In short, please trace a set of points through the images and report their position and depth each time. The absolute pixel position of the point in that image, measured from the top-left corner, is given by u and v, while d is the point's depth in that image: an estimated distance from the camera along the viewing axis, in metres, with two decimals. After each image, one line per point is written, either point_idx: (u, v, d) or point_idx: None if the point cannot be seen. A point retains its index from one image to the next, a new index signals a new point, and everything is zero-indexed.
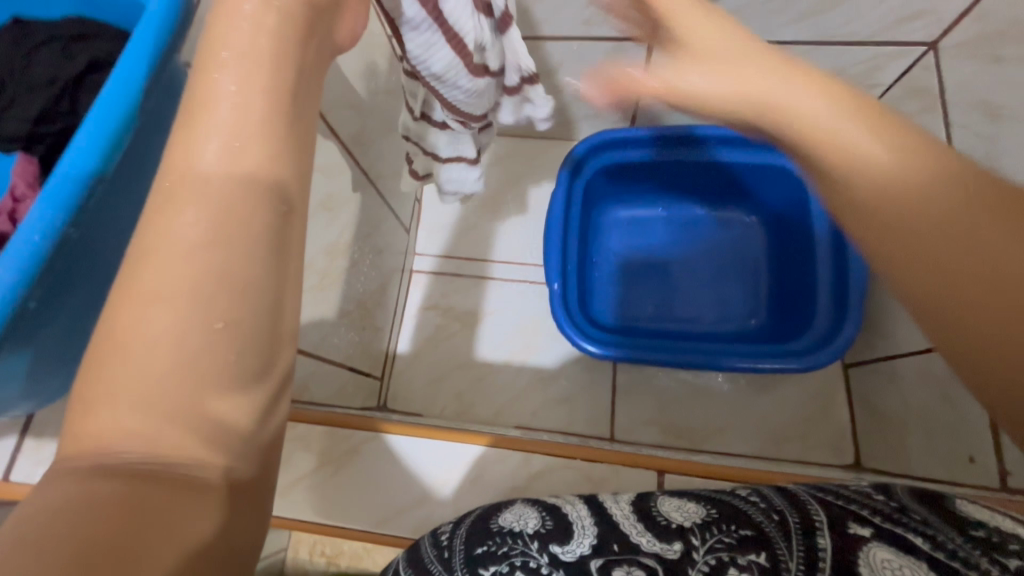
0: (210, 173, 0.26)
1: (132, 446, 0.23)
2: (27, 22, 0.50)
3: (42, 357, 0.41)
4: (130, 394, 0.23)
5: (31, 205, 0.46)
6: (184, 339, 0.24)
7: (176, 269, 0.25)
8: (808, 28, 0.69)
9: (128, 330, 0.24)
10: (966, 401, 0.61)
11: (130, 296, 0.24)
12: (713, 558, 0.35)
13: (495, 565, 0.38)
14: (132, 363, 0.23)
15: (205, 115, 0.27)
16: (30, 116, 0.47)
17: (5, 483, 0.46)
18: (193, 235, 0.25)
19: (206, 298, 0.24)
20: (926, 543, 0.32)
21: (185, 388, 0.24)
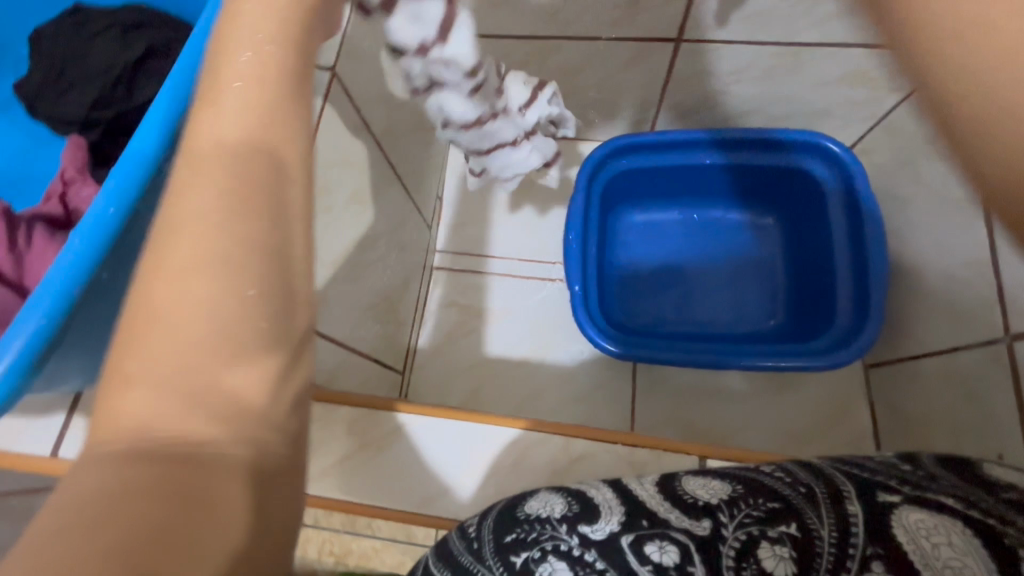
0: (227, 154, 0.27)
1: (168, 417, 0.23)
2: (85, 11, 0.52)
3: (94, 334, 0.41)
4: (165, 370, 0.24)
5: (79, 188, 0.49)
6: (209, 312, 0.24)
7: (200, 245, 0.25)
8: (832, 31, 0.70)
9: (160, 307, 0.24)
10: (992, 399, 0.62)
11: (159, 268, 0.25)
12: (744, 533, 0.34)
13: (527, 552, 0.37)
14: (163, 334, 0.24)
15: (221, 99, 0.27)
16: (87, 101, 0.49)
17: (52, 459, 0.49)
18: (216, 204, 0.26)
19: (232, 264, 0.25)
20: (959, 504, 0.34)
21: (214, 362, 0.24)
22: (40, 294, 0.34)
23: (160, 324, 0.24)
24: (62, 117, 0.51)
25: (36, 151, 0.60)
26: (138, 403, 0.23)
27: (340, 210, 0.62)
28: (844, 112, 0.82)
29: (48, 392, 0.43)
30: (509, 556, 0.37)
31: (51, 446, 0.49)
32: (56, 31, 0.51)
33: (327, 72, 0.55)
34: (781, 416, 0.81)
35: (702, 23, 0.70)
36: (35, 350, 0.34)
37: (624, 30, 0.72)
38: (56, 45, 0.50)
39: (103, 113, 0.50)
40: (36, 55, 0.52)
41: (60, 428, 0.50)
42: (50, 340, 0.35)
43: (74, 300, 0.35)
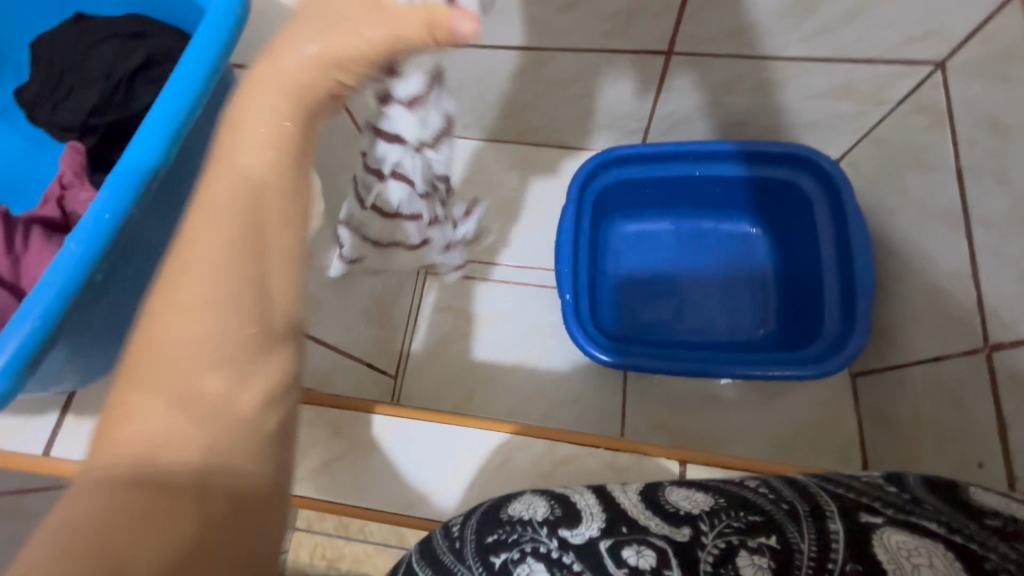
0: (234, 202, 0.31)
1: (164, 428, 0.26)
2: (87, 19, 0.53)
3: (89, 338, 0.42)
4: (165, 398, 0.27)
5: (76, 192, 0.50)
6: (212, 336, 0.28)
7: (204, 288, 0.29)
8: (820, 46, 0.71)
9: (165, 342, 0.28)
10: (974, 406, 0.63)
11: (170, 293, 0.29)
12: (723, 542, 0.35)
13: (507, 553, 0.37)
14: (172, 350, 0.28)
15: (237, 152, 0.33)
16: (84, 107, 0.50)
17: (46, 457, 0.50)
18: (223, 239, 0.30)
19: (232, 293, 0.29)
20: (942, 528, 0.34)
21: (210, 389, 0.28)
22: (37, 297, 0.35)
23: (164, 356, 0.28)
24: (59, 123, 0.52)
25: (34, 155, 0.61)
26: (139, 427, 0.26)
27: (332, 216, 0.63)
28: (831, 125, 0.83)
29: (42, 391, 0.43)
30: (488, 557, 0.38)
31: (44, 445, 0.50)
32: (58, 38, 0.52)
33: None
34: (769, 422, 0.82)
35: (694, 36, 0.71)
36: (28, 355, 0.35)
37: (617, 42, 0.74)
38: (56, 52, 0.52)
39: (101, 119, 0.51)
40: (36, 62, 0.53)
41: (54, 426, 0.50)
42: (43, 346, 0.35)
43: (68, 304, 0.36)
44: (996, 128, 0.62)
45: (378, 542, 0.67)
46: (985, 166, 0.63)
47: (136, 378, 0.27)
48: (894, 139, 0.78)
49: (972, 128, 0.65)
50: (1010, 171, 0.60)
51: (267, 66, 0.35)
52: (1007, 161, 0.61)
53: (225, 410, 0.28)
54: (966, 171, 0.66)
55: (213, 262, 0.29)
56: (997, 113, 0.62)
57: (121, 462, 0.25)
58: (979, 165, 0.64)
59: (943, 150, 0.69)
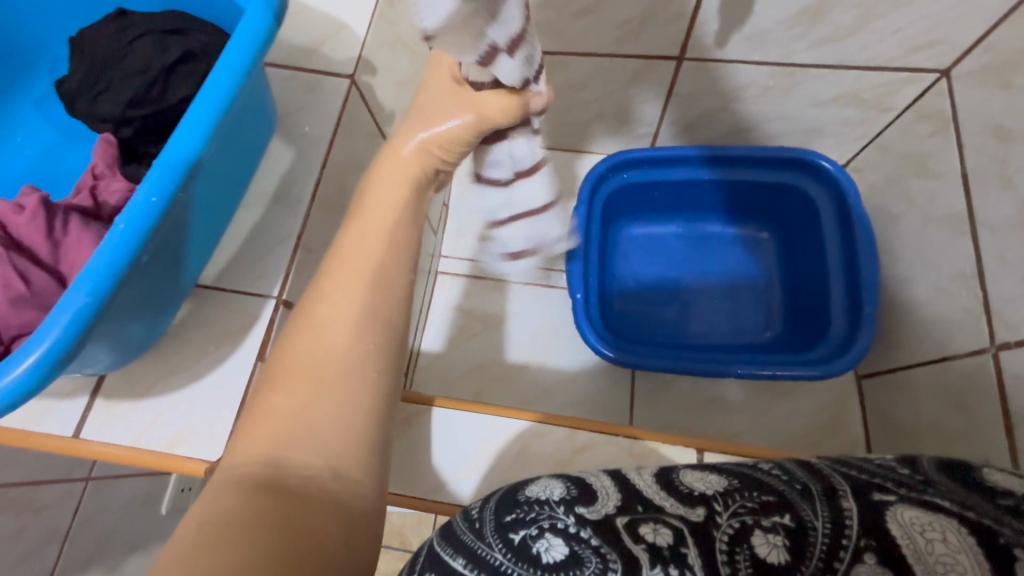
0: (363, 268, 0.42)
1: (291, 440, 0.35)
2: (127, 15, 0.55)
3: (120, 318, 0.43)
4: (297, 409, 0.36)
5: (108, 183, 0.53)
6: (334, 371, 0.38)
7: (331, 331, 0.39)
8: (827, 54, 0.73)
9: (299, 367, 0.38)
10: (979, 407, 0.64)
11: (306, 333, 0.39)
12: (738, 521, 0.36)
13: (525, 529, 0.37)
14: (303, 378, 0.37)
15: (365, 226, 0.44)
16: (123, 100, 0.52)
17: (76, 441, 0.51)
18: (348, 300, 0.40)
19: (353, 341, 0.39)
20: (955, 506, 0.36)
21: (329, 408, 0.36)
22: (83, 281, 0.37)
23: (299, 378, 0.37)
24: (96, 114, 0.53)
25: (67, 147, 0.63)
26: (275, 427, 0.35)
27: None
28: (836, 132, 0.85)
29: (75, 372, 0.45)
30: (507, 534, 0.37)
31: (75, 426, 0.51)
32: (98, 34, 0.54)
33: (346, 78, 0.61)
34: (775, 422, 0.83)
35: (705, 43, 0.73)
36: (77, 332, 0.36)
37: (630, 48, 0.76)
38: (96, 48, 0.54)
39: (138, 112, 0.53)
40: (77, 57, 0.55)
41: (85, 410, 0.52)
42: (91, 325, 0.37)
43: (117, 284, 0.37)
44: (1000, 135, 0.64)
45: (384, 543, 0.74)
46: (990, 172, 0.65)
47: (274, 391, 0.37)
48: (899, 146, 0.79)
49: (977, 135, 0.67)
50: (1014, 177, 0.62)
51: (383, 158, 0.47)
52: (1012, 168, 0.62)
53: (339, 427, 0.36)
54: (971, 176, 0.68)
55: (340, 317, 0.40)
56: (1001, 120, 0.63)
57: (256, 451, 0.34)
58: (983, 172, 0.66)
59: (948, 157, 0.71)
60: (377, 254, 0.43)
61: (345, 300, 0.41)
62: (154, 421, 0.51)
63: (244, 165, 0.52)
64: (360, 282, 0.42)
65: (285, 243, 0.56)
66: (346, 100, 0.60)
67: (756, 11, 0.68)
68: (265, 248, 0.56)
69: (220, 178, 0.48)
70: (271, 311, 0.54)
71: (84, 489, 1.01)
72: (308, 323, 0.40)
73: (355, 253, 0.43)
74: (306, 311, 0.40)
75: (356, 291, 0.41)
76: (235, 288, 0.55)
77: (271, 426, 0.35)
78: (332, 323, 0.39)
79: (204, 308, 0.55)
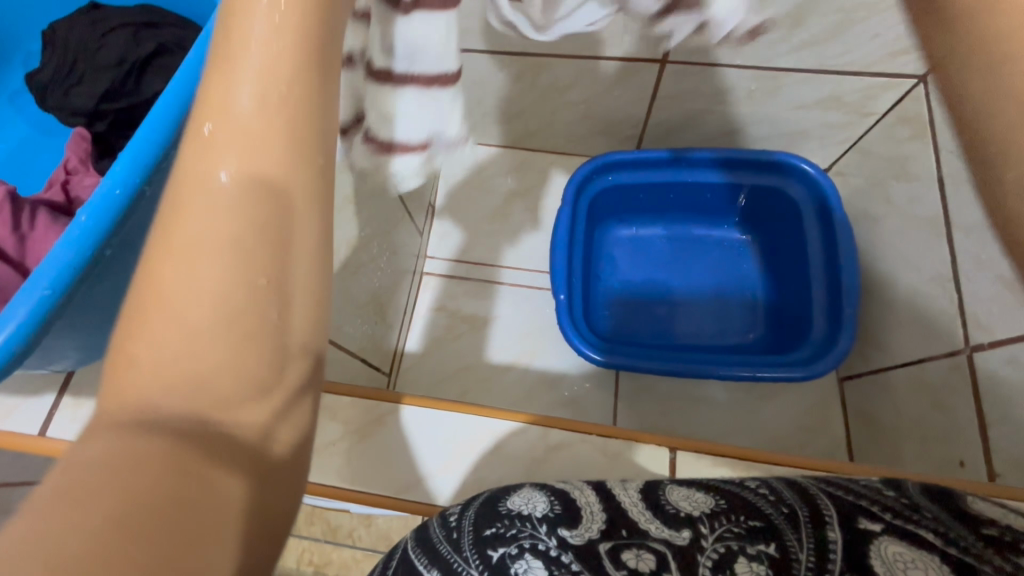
0: (249, 137, 0.26)
1: (169, 402, 0.23)
2: (102, 8, 0.54)
3: (82, 318, 0.42)
4: (166, 352, 0.24)
5: (80, 177, 0.52)
6: (218, 302, 0.24)
7: (202, 240, 0.25)
8: (808, 58, 0.74)
9: (161, 291, 0.24)
10: (957, 408, 0.65)
11: (170, 250, 0.25)
12: (722, 547, 0.36)
13: (505, 547, 0.37)
14: (173, 318, 0.24)
15: (239, 59, 0.26)
16: (97, 93, 0.52)
17: (42, 439, 0.50)
18: (234, 186, 0.25)
19: (250, 255, 0.25)
20: (939, 539, 0.34)
21: (216, 353, 0.24)
22: (36, 282, 0.36)
23: (162, 311, 0.24)
24: (69, 108, 0.53)
25: (43, 142, 0.62)
26: (137, 385, 0.23)
27: None
28: (819, 135, 0.86)
29: (41, 368, 0.45)
30: (486, 550, 0.37)
31: (40, 426, 0.50)
32: (72, 27, 0.54)
33: None
34: (757, 422, 0.83)
35: (687, 46, 0.73)
36: (35, 323, 0.36)
37: (613, 51, 0.76)
38: (70, 40, 0.53)
39: (112, 106, 0.52)
40: (51, 49, 0.55)
41: (52, 406, 0.51)
42: (50, 315, 0.37)
43: (76, 276, 0.37)
44: None
45: (366, 548, 0.71)
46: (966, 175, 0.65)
47: (128, 328, 0.24)
48: (881, 149, 0.80)
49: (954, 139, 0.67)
50: None
51: None
52: None
53: (235, 381, 0.24)
54: (947, 180, 0.69)
55: (216, 211, 0.25)
56: None
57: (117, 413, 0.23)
58: (960, 174, 0.66)
59: (926, 160, 0.72)
60: (263, 109, 0.26)
61: (221, 179, 0.25)
62: None
63: None
64: (245, 158, 0.26)
65: None
66: None
67: None
68: None
69: None
70: None
71: None
72: (172, 234, 0.25)
73: (230, 116, 0.26)
74: (169, 202, 0.25)
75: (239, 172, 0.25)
76: None
77: (131, 377, 0.23)
78: (206, 227, 0.25)
79: None
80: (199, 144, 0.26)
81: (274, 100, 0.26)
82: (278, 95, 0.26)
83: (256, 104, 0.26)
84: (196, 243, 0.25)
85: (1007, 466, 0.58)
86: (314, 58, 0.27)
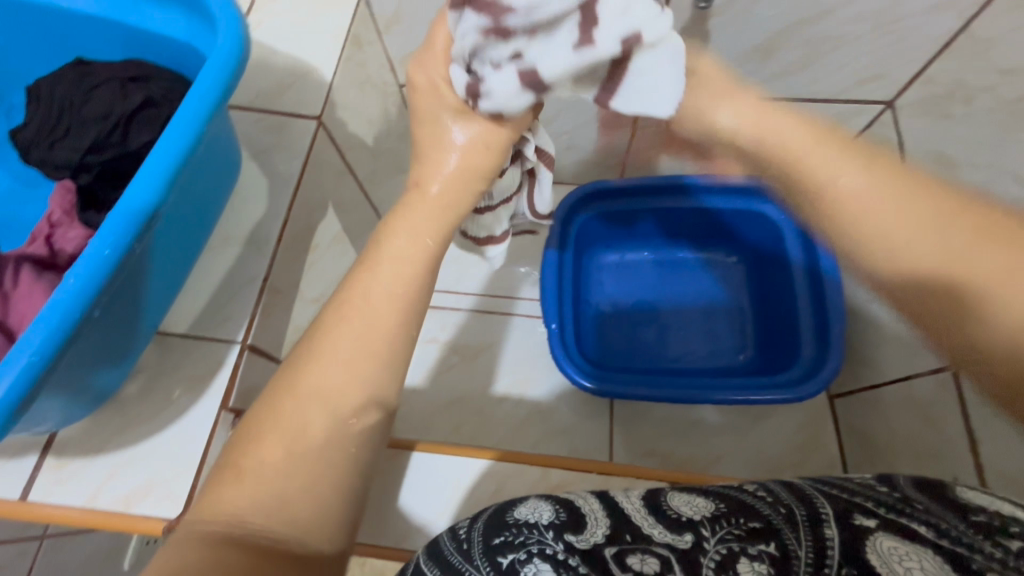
0: (366, 316, 0.36)
1: (256, 517, 0.30)
2: (88, 63, 0.55)
3: (70, 377, 0.42)
4: (280, 465, 0.32)
5: (63, 231, 0.52)
6: (317, 435, 0.33)
7: (319, 394, 0.34)
8: (782, 87, 0.75)
9: (287, 419, 0.33)
10: (948, 424, 0.66)
11: (297, 392, 0.34)
12: (724, 548, 0.33)
13: (514, 553, 0.34)
14: (278, 439, 0.33)
15: (378, 264, 0.38)
16: (82, 147, 0.52)
17: (25, 503, 0.49)
18: (346, 348, 0.35)
19: (334, 404, 0.34)
20: (931, 531, 0.32)
21: (319, 466, 0.33)
22: (23, 345, 0.36)
23: (286, 435, 0.33)
24: (53, 161, 0.53)
25: (24, 195, 0.62)
26: (249, 488, 0.31)
27: (323, 250, 0.65)
28: None
29: (25, 431, 0.43)
30: (495, 557, 0.34)
31: (22, 489, 0.49)
32: (57, 83, 0.54)
33: (313, 120, 0.61)
34: (753, 444, 0.83)
35: None
36: (19, 393, 0.35)
37: None
38: (55, 95, 0.53)
39: (96, 158, 0.52)
40: (33, 104, 0.54)
41: (33, 470, 0.50)
42: (38, 382, 0.36)
43: (62, 341, 0.37)
44: (943, 161, 0.67)
45: None
46: None
47: (254, 445, 0.32)
48: None
49: (922, 162, 0.70)
50: None
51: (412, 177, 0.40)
52: None
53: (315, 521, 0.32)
54: None
55: (347, 365, 0.35)
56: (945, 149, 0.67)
57: (216, 519, 0.30)
58: None
59: None
60: (381, 296, 0.36)
61: (341, 349, 0.35)
62: (111, 476, 0.50)
63: (208, 209, 0.51)
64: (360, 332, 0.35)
65: (249, 285, 0.55)
66: (313, 139, 0.60)
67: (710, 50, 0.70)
68: (230, 291, 0.55)
69: (180, 233, 0.48)
70: (235, 356, 0.53)
71: (39, 547, 0.95)
72: (297, 382, 0.34)
73: (362, 298, 0.36)
74: (299, 362, 0.35)
75: (356, 346, 0.35)
76: (195, 334, 0.54)
77: (244, 483, 0.31)
78: (325, 379, 0.34)
79: (164, 358, 0.53)
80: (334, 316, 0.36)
81: (390, 295, 0.37)
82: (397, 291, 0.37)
83: (381, 293, 0.37)
84: (306, 393, 0.34)
85: (998, 479, 0.59)
86: (411, 259, 0.38)
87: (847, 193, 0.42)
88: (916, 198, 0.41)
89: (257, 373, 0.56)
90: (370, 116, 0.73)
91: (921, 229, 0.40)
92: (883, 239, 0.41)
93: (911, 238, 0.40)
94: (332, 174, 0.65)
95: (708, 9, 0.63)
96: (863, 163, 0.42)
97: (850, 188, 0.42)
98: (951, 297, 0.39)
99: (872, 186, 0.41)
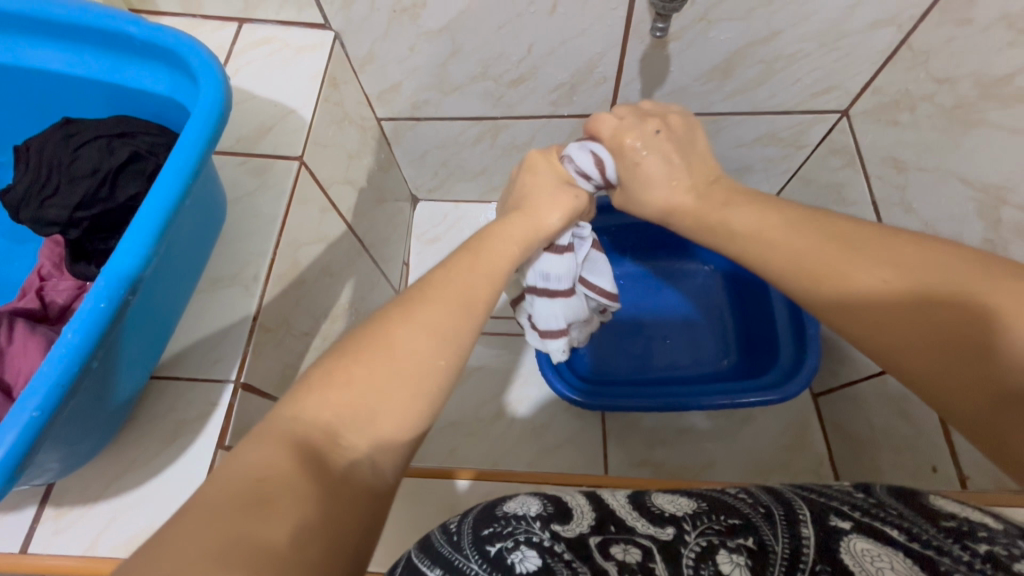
0: (451, 298, 0.38)
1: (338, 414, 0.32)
2: (73, 123, 0.57)
3: (71, 429, 0.43)
4: (366, 390, 0.33)
5: (54, 283, 0.55)
6: (421, 359, 0.35)
7: (432, 329, 0.36)
8: (743, 102, 0.78)
9: (386, 342, 0.35)
10: (919, 415, 0.68)
11: (405, 321, 0.36)
12: (704, 540, 0.34)
13: (502, 541, 0.34)
14: (396, 354, 0.34)
15: (456, 265, 0.42)
16: (70, 203, 0.53)
17: (24, 555, 0.49)
18: (446, 306, 0.38)
19: (441, 342, 0.36)
20: (902, 536, 0.32)
21: (414, 392, 0.34)
22: (26, 401, 0.37)
23: (385, 352, 0.34)
24: (43, 219, 0.54)
25: (12, 251, 0.63)
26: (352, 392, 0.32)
27: (311, 285, 0.67)
28: (762, 168, 0.92)
29: (25, 484, 0.44)
30: (483, 546, 0.34)
31: (22, 541, 0.50)
32: (45, 143, 0.56)
33: (295, 160, 0.63)
34: (743, 449, 0.86)
35: (629, 100, 0.78)
36: (21, 448, 0.37)
37: (565, 109, 0.80)
38: (42, 156, 0.55)
39: (86, 213, 0.54)
40: (23, 165, 0.56)
41: (32, 522, 0.50)
42: (41, 435, 0.38)
43: (63, 394, 0.38)
44: (896, 165, 0.71)
45: None
46: (895, 198, 0.72)
47: (351, 357, 0.34)
48: (818, 177, 0.88)
49: (878, 166, 0.74)
50: (916, 202, 0.68)
51: (482, 235, 0.47)
52: (911, 194, 0.69)
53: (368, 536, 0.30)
54: (880, 203, 0.75)
55: (443, 312, 0.37)
56: (895, 153, 0.71)
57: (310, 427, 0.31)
58: (890, 198, 0.73)
59: (860, 185, 0.78)
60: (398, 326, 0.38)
61: (441, 303, 0.37)
62: (110, 525, 0.50)
63: (200, 254, 0.53)
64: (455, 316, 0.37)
65: (241, 323, 0.56)
66: (296, 179, 0.62)
67: (672, 71, 0.73)
68: (222, 332, 0.56)
69: (172, 279, 0.49)
70: (229, 395, 0.53)
71: None
72: (408, 315, 0.36)
73: (457, 277, 0.40)
74: (409, 300, 0.38)
75: (450, 304, 0.38)
76: (191, 376, 0.55)
77: (341, 385, 0.33)
78: (432, 308, 0.37)
79: (158, 400, 0.54)
80: (438, 278, 0.40)
81: None
82: (478, 283, 0.41)
83: (451, 293, 0.39)
84: (420, 319, 0.36)
85: (973, 467, 0.61)
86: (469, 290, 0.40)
87: (778, 239, 0.43)
88: (852, 243, 0.39)
89: (253, 410, 0.56)
90: (350, 151, 0.76)
91: (858, 267, 0.38)
92: (813, 279, 0.40)
93: (844, 277, 0.38)
94: (317, 211, 0.67)
95: (666, 36, 0.66)
96: (784, 221, 0.44)
97: (770, 231, 0.43)
98: (894, 332, 0.35)
99: (797, 236, 0.42)
